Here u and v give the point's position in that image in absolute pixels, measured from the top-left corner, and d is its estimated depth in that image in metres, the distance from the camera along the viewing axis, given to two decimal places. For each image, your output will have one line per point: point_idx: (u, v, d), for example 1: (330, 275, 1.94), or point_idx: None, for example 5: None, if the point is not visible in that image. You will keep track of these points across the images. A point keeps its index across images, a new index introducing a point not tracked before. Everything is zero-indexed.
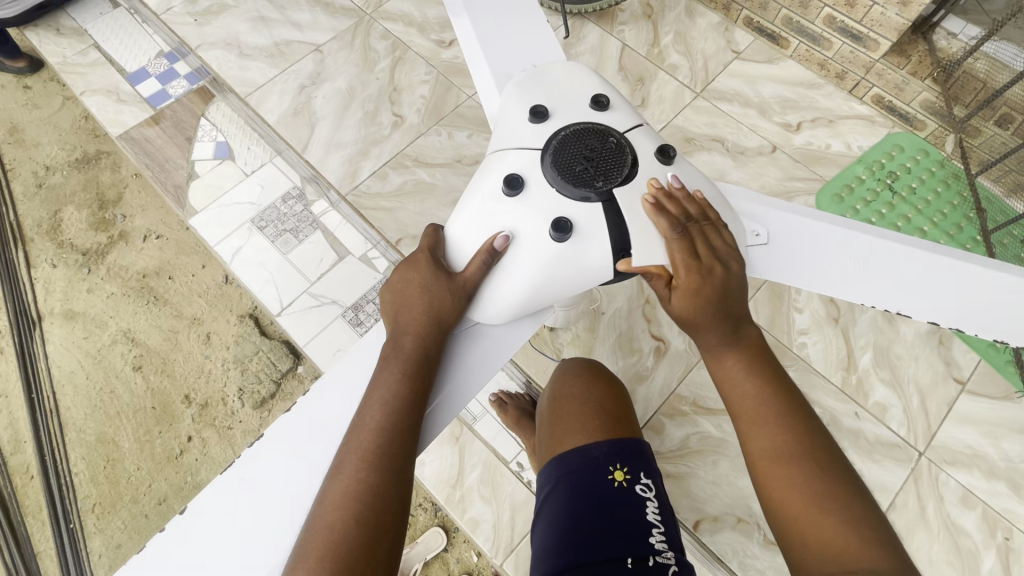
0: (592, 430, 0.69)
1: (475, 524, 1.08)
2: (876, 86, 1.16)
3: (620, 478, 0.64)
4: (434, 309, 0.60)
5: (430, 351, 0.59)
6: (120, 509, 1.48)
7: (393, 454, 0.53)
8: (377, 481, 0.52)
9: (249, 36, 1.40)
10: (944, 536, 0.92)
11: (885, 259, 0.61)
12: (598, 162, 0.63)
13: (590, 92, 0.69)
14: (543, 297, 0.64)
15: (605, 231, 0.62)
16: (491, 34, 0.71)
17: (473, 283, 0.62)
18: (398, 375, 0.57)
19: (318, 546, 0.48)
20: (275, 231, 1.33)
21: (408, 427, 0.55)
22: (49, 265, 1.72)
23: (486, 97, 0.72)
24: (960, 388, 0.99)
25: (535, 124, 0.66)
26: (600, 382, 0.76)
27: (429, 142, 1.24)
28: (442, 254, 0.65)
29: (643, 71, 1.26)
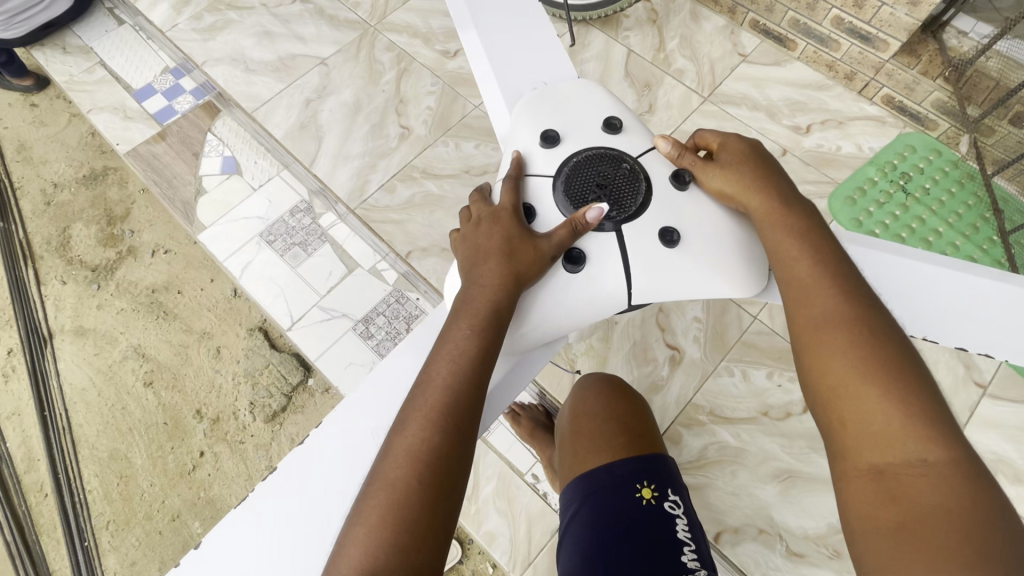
0: (616, 447, 0.68)
1: (491, 538, 1.07)
2: (885, 86, 1.15)
3: (648, 495, 0.64)
4: (515, 270, 0.58)
5: (503, 310, 0.57)
6: (134, 526, 1.47)
7: (457, 417, 0.52)
8: (440, 443, 0.50)
9: (254, 50, 1.40)
10: None
11: (918, 283, 0.57)
12: (610, 191, 0.63)
13: (602, 115, 0.69)
14: (568, 324, 0.63)
15: (619, 262, 0.61)
16: (501, 51, 0.71)
17: (559, 246, 0.60)
18: (467, 331, 0.55)
19: (384, 500, 0.48)
20: (284, 245, 1.33)
21: (474, 393, 0.53)
22: (59, 282, 1.72)
23: (496, 117, 0.72)
24: (981, 392, 0.97)
25: (546, 149, 0.66)
26: (621, 397, 0.76)
27: (437, 153, 1.24)
28: (524, 212, 0.63)
29: (649, 76, 1.25)
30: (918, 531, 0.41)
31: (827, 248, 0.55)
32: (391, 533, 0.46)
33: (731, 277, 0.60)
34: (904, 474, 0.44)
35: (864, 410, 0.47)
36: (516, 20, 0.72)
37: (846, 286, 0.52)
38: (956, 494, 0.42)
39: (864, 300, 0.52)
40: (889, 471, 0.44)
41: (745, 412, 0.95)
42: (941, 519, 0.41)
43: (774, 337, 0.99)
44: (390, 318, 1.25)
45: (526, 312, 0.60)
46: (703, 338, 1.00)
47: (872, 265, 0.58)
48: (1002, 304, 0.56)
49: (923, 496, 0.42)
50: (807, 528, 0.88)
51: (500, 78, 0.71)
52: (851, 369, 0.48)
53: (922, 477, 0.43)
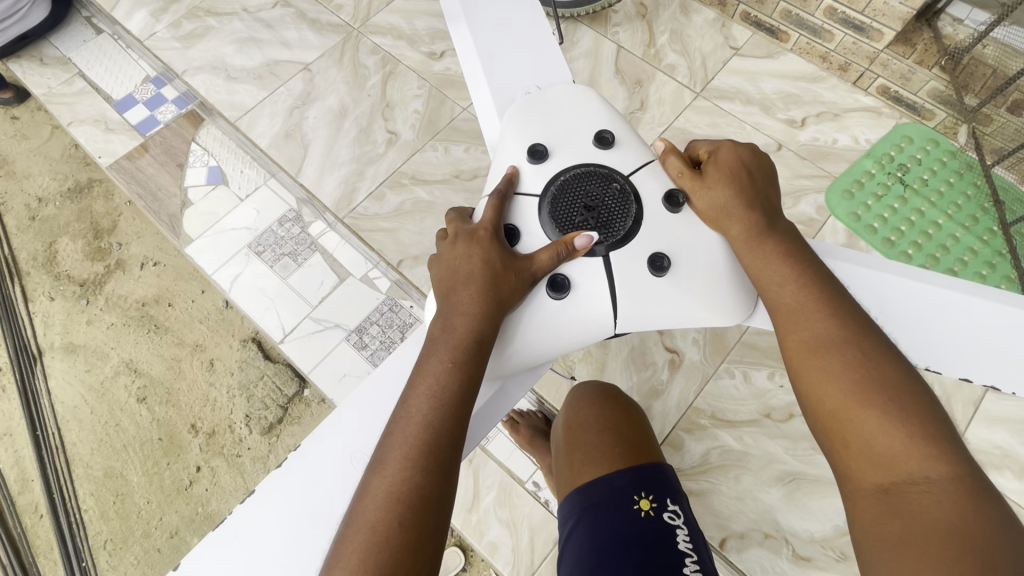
0: (611, 457, 0.67)
1: (493, 549, 1.05)
2: (881, 77, 1.13)
3: (647, 506, 0.62)
4: (495, 296, 0.56)
5: (484, 337, 0.55)
6: (132, 545, 1.46)
7: (438, 450, 0.50)
8: (422, 482, 0.49)
9: (235, 57, 1.37)
10: None
11: (929, 308, 0.56)
12: (599, 213, 0.61)
13: (594, 127, 0.66)
14: (553, 349, 0.61)
15: (605, 289, 0.59)
16: (494, 55, 0.69)
17: (542, 272, 0.58)
18: (447, 365, 0.53)
19: (364, 543, 0.46)
20: (273, 255, 1.30)
21: (455, 424, 0.52)
22: (46, 298, 1.69)
23: (487, 123, 0.70)
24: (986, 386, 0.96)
25: (533, 165, 0.64)
26: (616, 407, 0.74)
27: (426, 158, 1.21)
28: (504, 232, 0.61)
29: (640, 73, 1.23)
30: (918, 547, 0.39)
31: (811, 268, 0.54)
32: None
33: (721, 304, 0.59)
34: (909, 492, 0.42)
35: (865, 431, 0.45)
36: (512, 22, 0.70)
37: (837, 306, 0.51)
38: (960, 509, 0.40)
39: (855, 316, 0.50)
40: (894, 492, 0.43)
41: (748, 414, 0.94)
42: (946, 535, 0.39)
43: (774, 336, 0.97)
44: (383, 327, 1.23)
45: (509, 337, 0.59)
46: (703, 341, 0.98)
47: (878, 288, 0.57)
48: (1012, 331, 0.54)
49: (929, 515, 0.40)
50: (813, 532, 0.87)
51: (491, 79, 0.68)
52: (846, 385, 0.47)
53: (925, 494, 0.42)
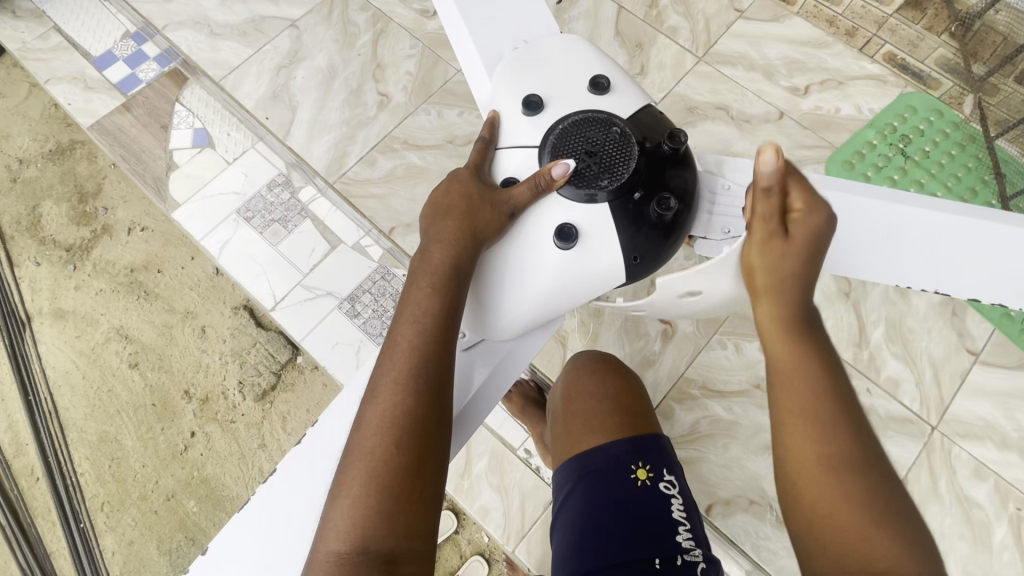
0: (610, 427, 0.67)
1: (485, 513, 1.07)
2: (888, 43, 1.11)
3: (643, 476, 0.63)
4: (469, 228, 0.56)
5: (461, 263, 0.55)
6: (129, 507, 1.47)
7: (426, 377, 0.50)
8: (413, 404, 0.49)
9: (217, 12, 1.29)
10: (957, 510, 0.87)
11: (908, 226, 0.57)
12: (601, 157, 0.58)
13: (589, 75, 0.63)
14: (557, 305, 0.60)
15: (615, 232, 0.58)
16: (476, 10, 0.66)
17: (522, 203, 0.57)
18: (428, 291, 0.54)
19: (362, 471, 0.47)
20: (262, 221, 1.28)
21: (441, 348, 0.52)
22: (33, 264, 1.66)
23: (475, 83, 0.67)
24: (974, 359, 0.94)
25: (529, 118, 0.61)
26: (616, 377, 0.73)
27: (418, 122, 1.17)
28: (486, 171, 0.61)
29: (641, 35, 1.18)
30: None
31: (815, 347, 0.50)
32: (374, 500, 0.46)
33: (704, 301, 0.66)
34: None
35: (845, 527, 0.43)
36: None
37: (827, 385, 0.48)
38: None
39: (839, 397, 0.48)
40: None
41: (738, 384, 0.95)
42: None
43: None
44: (376, 296, 1.22)
45: (502, 288, 0.59)
46: (697, 312, 0.99)
47: (857, 210, 0.58)
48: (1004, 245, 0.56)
49: None
50: None
51: (477, 37, 0.65)
52: (830, 479, 0.45)
53: None
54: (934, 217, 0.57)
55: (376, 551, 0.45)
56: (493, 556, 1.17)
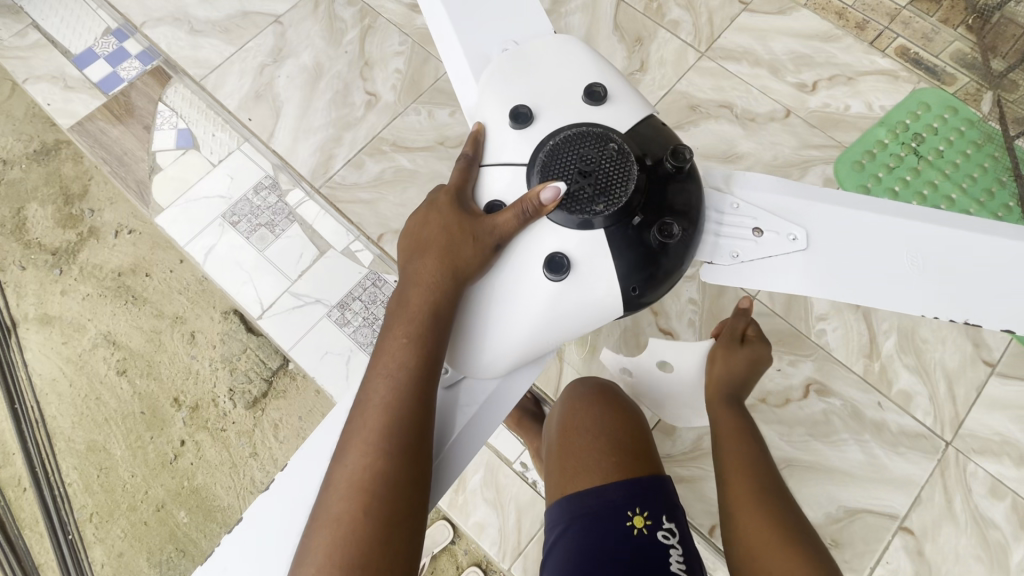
0: (606, 469, 0.64)
1: (480, 529, 1.04)
2: (901, 35, 1.07)
3: (640, 523, 0.60)
4: (450, 267, 0.52)
5: (439, 308, 0.52)
6: (118, 518, 1.44)
7: (399, 436, 0.48)
8: (383, 467, 0.47)
9: (198, 8, 1.24)
10: (972, 530, 0.83)
11: (925, 245, 0.52)
12: (596, 178, 0.53)
13: (583, 82, 0.58)
14: (547, 340, 0.56)
15: (612, 263, 0.54)
16: (462, 8, 0.61)
17: (507, 233, 0.52)
18: (404, 342, 0.51)
19: (329, 539, 0.45)
20: (249, 226, 1.23)
21: (415, 403, 0.49)
22: (18, 268, 1.62)
23: (461, 88, 0.62)
24: (989, 371, 0.90)
25: (516, 131, 0.56)
26: (614, 413, 0.70)
27: (407, 123, 1.12)
28: (469, 194, 0.56)
29: (641, 29, 1.13)
30: None
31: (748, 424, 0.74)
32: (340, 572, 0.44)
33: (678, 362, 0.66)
34: None
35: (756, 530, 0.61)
36: None
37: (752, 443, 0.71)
38: None
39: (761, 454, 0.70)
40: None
41: None
42: None
43: (774, 318, 0.93)
44: (367, 303, 1.18)
45: (485, 326, 0.54)
46: (699, 323, 0.94)
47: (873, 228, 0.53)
48: None
49: None
50: None
51: (463, 39, 0.60)
52: (749, 495, 0.64)
53: None
54: (956, 235, 0.52)
55: None
56: (489, 570, 1.14)
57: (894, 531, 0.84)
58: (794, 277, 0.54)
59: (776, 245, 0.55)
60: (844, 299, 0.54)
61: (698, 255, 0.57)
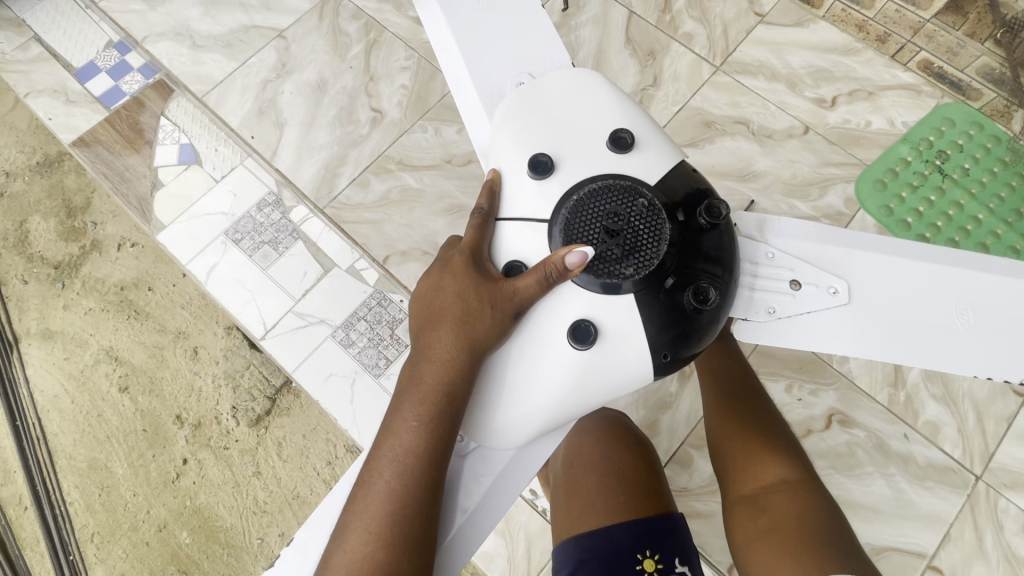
0: (614, 507, 0.60)
1: (488, 559, 1.01)
2: (924, 49, 1.01)
3: (650, 567, 0.57)
4: (467, 339, 0.48)
5: (456, 384, 0.48)
6: (120, 538, 1.42)
7: (406, 528, 0.45)
8: (386, 561, 0.44)
9: (199, 22, 1.21)
10: (1005, 570, 0.80)
11: (975, 296, 0.50)
12: (624, 238, 0.50)
13: (608, 127, 0.54)
14: (571, 411, 0.51)
15: (641, 329, 0.49)
16: (477, 45, 0.58)
17: (527, 302, 0.49)
18: (415, 422, 0.47)
19: None
20: (251, 244, 1.21)
21: (424, 490, 0.46)
22: (20, 282, 1.60)
23: (475, 126, 0.59)
24: (1020, 401, 0.86)
25: (536, 183, 0.52)
26: (622, 448, 0.67)
27: (413, 140, 1.10)
28: (487, 253, 0.52)
29: (654, 43, 1.10)
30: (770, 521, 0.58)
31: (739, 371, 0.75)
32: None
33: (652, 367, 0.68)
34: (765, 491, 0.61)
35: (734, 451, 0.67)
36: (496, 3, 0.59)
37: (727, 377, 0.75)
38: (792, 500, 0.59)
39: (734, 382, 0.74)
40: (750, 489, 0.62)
41: None
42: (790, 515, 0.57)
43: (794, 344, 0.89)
44: (372, 324, 1.15)
45: (503, 397, 0.50)
46: None
47: (916, 277, 0.51)
48: None
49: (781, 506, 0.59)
50: None
51: (478, 79, 0.58)
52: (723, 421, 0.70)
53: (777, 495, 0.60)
54: (1008, 285, 0.49)
55: None
56: None
57: (922, 570, 0.80)
58: (833, 333, 0.51)
59: (815, 298, 0.51)
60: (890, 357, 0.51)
61: (732, 310, 0.53)
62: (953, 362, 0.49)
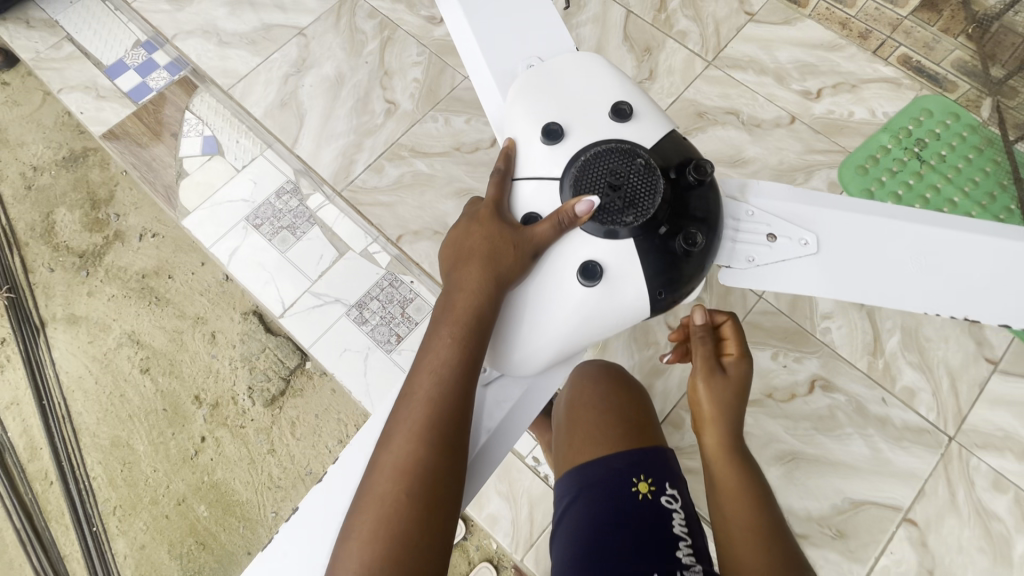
0: (613, 440, 0.68)
1: (493, 520, 1.07)
2: (903, 45, 1.08)
3: (644, 489, 0.64)
4: (493, 274, 0.55)
5: (483, 311, 0.55)
6: (141, 511, 1.49)
7: (441, 430, 0.51)
8: (425, 456, 0.50)
9: (225, 21, 1.30)
10: (976, 523, 0.86)
11: (929, 246, 0.56)
12: (624, 192, 0.57)
13: (610, 100, 0.61)
14: (580, 343, 0.59)
15: (640, 271, 0.57)
16: (488, 31, 0.65)
17: (543, 244, 0.56)
18: (449, 341, 0.54)
19: (373, 519, 0.48)
20: (271, 228, 1.28)
21: (457, 398, 0.52)
22: (46, 270, 1.68)
23: (490, 105, 0.66)
24: (992, 368, 0.92)
25: (548, 147, 0.59)
26: (620, 391, 0.75)
27: (425, 129, 1.17)
28: (506, 208, 0.60)
29: (650, 39, 1.17)
30: None
31: (733, 437, 0.61)
32: (382, 548, 0.47)
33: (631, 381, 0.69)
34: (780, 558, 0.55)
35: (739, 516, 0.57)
36: None
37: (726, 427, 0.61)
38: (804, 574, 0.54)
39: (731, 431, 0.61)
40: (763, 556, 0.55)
41: (749, 393, 0.93)
42: None
43: (779, 316, 0.96)
44: (383, 303, 1.22)
45: (522, 329, 0.58)
46: None
47: (876, 230, 0.57)
48: None
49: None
50: (811, 510, 0.88)
51: (490, 61, 0.65)
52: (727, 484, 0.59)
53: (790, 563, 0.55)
54: (958, 236, 0.55)
55: None
56: (501, 566, 1.16)
57: (899, 522, 0.86)
58: (803, 279, 0.59)
59: (788, 248, 0.59)
60: (849, 297, 0.58)
61: (717, 259, 0.60)
62: (904, 302, 0.57)
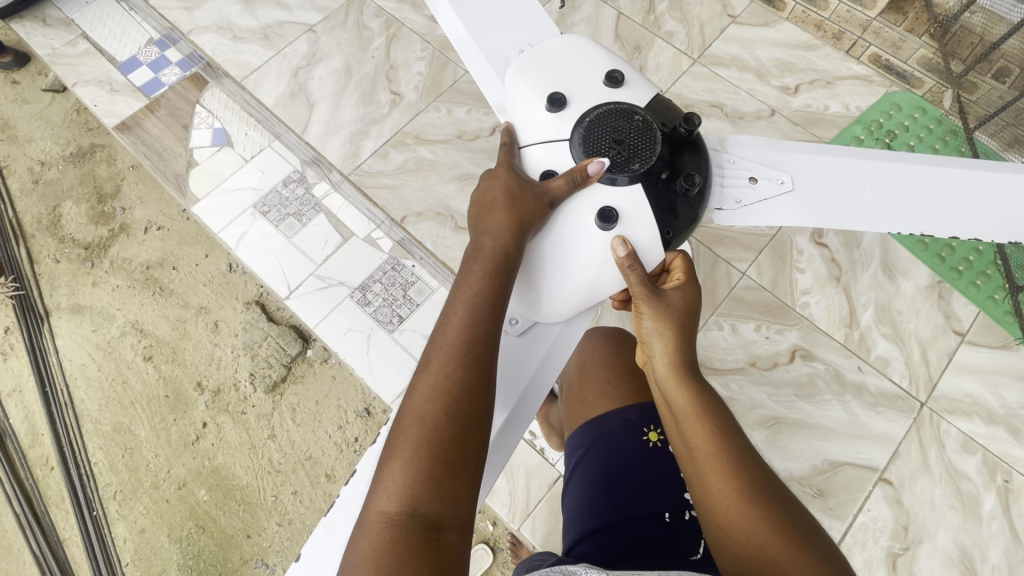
0: (623, 393, 0.73)
1: (491, 492, 1.11)
2: (873, 45, 1.17)
3: (654, 438, 0.70)
4: (517, 217, 0.59)
5: (510, 250, 0.59)
6: (141, 495, 1.51)
7: (478, 355, 0.53)
8: (463, 378, 0.52)
9: (239, 17, 1.37)
10: (946, 482, 0.91)
11: (885, 177, 0.63)
12: (628, 145, 0.63)
13: (602, 69, 0.68)
14: (601, 287, 0.64)
15: (650, 210, 0.63)
16: (478, 20, 0.71)
17: (561, 194, 0.61)
18: (480, 274, 0.57)
19: (414, 436, 0.49)
20: (278, 215, 1.33)
21: (490, 326, 0.55)
22: (51, 260, 1.71)
23: (489, 89, 0.73)
24: (960, 339, 0.98)
25: (555, 113, 0.66)
26: (625, 346, 0.80)
27: (428, 119, 1.24)
28: (517, 165, 0.66)
29: (640, 39, 1.25)
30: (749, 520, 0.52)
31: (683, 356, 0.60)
32: (423, 466, 0.47)
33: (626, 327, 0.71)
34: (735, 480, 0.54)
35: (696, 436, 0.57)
36: None
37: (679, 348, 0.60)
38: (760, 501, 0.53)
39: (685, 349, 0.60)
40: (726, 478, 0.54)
41: (733, 362, 0.99)
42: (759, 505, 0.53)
43: (762, 291, 1.02)
44: (387, 285, 1.27)
45: (546, 276, 0.64)
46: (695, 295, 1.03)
47: (839, 167, 0.64)
48: (972, 184, 0.62)
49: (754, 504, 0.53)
50: (792, 470, 0.94)
51: (482, 48, 0.71)
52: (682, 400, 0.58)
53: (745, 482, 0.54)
54: (910, 167, 0.63)
55: (424, 514, 0.46)
56: (498, 543, 1.19)
57: (874, 481, 0.92)
58: (785, 215, 0.65)
59: (769, 189, 0.65)
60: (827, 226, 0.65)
61: (710, 203, 0.67)
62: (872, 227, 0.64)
